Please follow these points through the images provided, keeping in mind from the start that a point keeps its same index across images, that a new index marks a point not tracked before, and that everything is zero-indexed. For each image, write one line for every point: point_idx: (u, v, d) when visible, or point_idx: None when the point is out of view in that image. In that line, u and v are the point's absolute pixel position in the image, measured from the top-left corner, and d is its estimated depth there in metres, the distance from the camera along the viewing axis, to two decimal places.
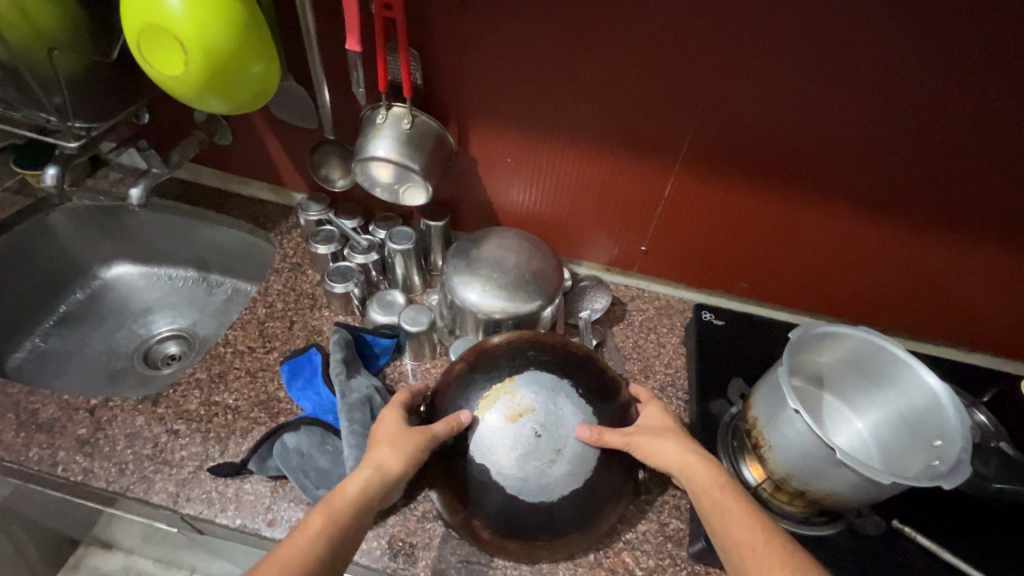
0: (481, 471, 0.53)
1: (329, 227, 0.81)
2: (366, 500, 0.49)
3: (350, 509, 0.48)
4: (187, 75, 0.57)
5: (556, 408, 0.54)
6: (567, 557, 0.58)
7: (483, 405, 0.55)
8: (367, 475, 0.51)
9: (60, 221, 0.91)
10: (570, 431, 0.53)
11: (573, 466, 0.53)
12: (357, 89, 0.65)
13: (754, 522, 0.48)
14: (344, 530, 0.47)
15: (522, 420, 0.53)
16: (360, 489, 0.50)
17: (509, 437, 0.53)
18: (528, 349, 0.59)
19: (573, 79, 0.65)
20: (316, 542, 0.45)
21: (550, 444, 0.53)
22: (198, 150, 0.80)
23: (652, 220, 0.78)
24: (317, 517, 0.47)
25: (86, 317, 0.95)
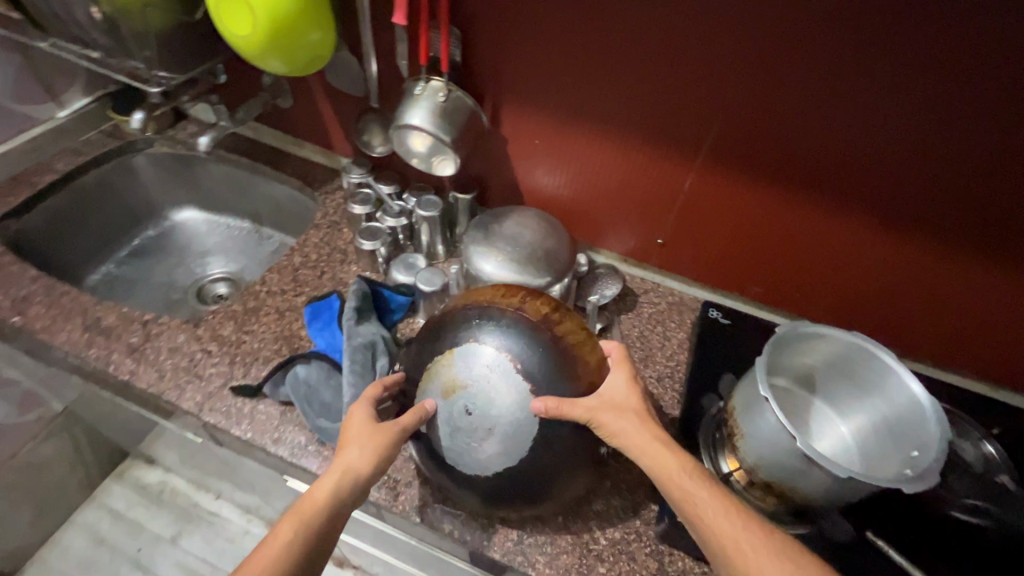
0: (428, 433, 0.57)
1: (366, 190, 0.88)
2: (335, 504, 0.51)
3: (320, 516, 0.50)
4: (253, 35, 0.64)
5: (488, 387, 0.54)
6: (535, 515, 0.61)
7: (427, 377, 0.57)
8: (336, 478, 0.52)
9: (143, 163, 1.03)
10: (507, 416, 0.53)
11: (506, 446, 0.54)
12: (400, 61, 0.70)
13: (719, 504, 0.48)
14: (313, 539, 0.50)
15: (454, 398, 0.54)
16: (329, 495, 0.51)
17: (443, 411, 0.55)
18: (475, 316, 0.58)
19: (604, 65, 0.67)
20: (284, 553, 0.48)
21: (481, 427, 0.53)
22: (261, 109, 0.90)
23: (671, 215, 0.79)
24: (288, 526, 0.49)
25: (154, 252, 1.07)
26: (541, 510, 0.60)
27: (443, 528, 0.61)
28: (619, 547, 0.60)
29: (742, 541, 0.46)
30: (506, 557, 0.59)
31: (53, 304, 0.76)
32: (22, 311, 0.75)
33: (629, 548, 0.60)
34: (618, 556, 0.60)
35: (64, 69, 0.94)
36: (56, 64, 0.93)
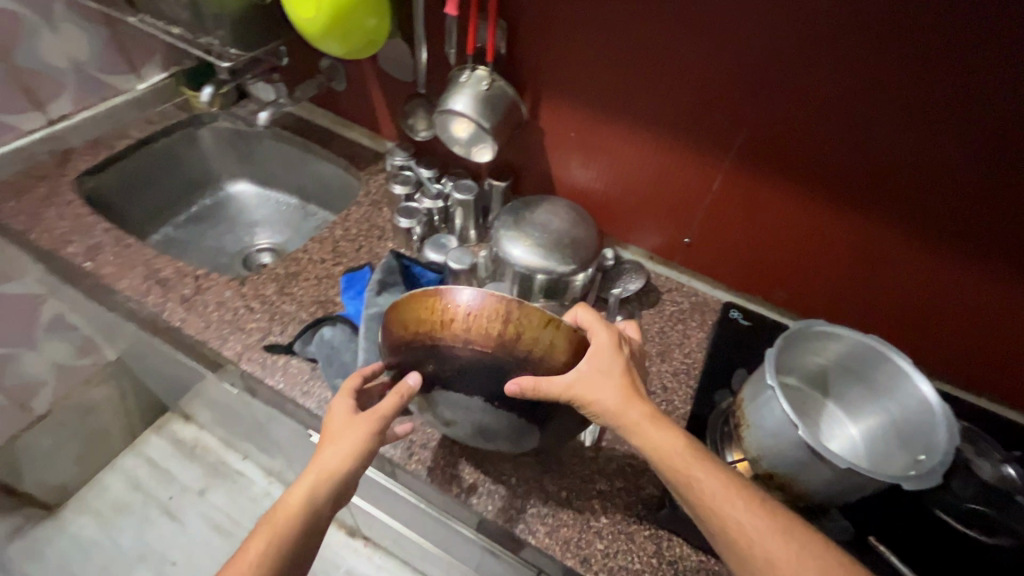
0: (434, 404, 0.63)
1: (407, 173, 0.92)
2: (311, 508, 0.52)
3: (294, 523, 0.51)
4: (317, 17, 0.70)
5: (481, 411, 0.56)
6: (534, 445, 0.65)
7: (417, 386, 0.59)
8: (310, 483, 0.52)
9: (206, 136, 1.12)
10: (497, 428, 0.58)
11: (516, 446, 0.60)
12: (448, 50, 0.74)
13: (726, 494, 0.48)
14: (294, 542, 0.51)
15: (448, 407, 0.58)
16: (303, 503, 0.52)
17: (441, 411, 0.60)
18: (428, 358, 0.53)
19: (641, 62, 0.69)
20: (259, 564, 0.49)
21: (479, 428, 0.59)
22: (316, 90, 0.96)
23: (699, 214, 0.80)
24: (262, 537, 0.50)
25: (209, 218, 1.15)
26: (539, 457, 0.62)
27: (451, 489, 0.64)
28: (619, 527, 0.62)
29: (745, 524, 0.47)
30: (510, 524, 0.62)
31: (119, 253, 0.84)
32: (92, 258, 0.83)
33: (629, 529, 0.62)
34: (618, 535, 0.61)
35: (146, 44, 1.03)
36: (140, 40, 1.02)
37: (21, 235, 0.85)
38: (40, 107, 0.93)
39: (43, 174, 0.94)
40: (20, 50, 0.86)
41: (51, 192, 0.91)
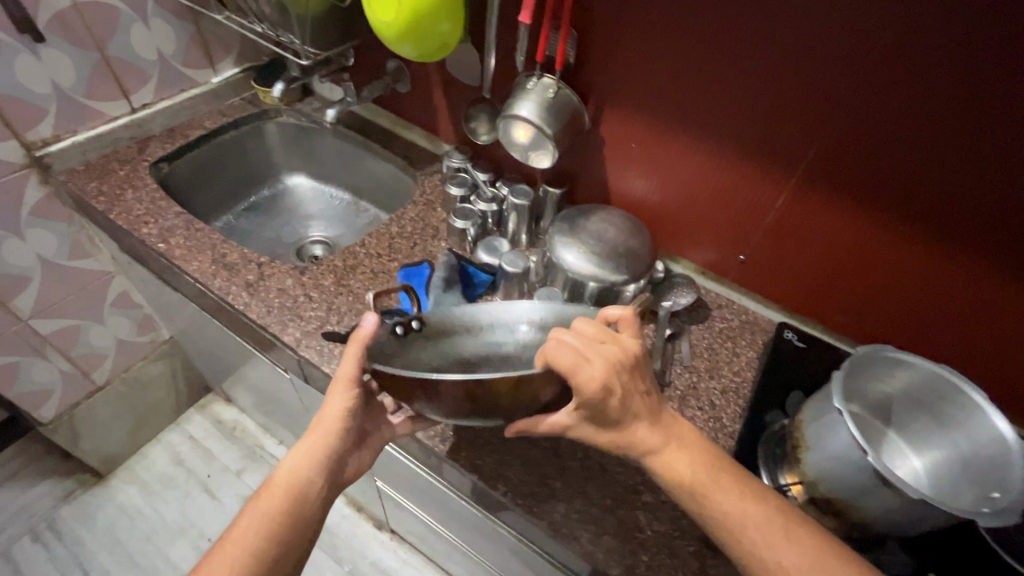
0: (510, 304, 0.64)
1: (463, 175, 0.95)
2: (296, 479, 0.58)
3: (281, 495, 0.57)
4: (395, 20, 0.72)
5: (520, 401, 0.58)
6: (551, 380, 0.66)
7: (457, 339, 0.63)
8: (294, 460, 0.59)
9: (271, 130, 1.17)
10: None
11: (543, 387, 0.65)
12: (518, 56, 0.76)
13: (751, 506, 0.50)
14: (285, 513, 0.57)
15: (506, 355, 0.62)
16: (287, 478, 0.58)
17: (509, 337, 0.63)
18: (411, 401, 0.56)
19: (709, 78, 0.70)
20: (250, 533, 0.55)
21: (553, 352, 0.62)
22: (382, 91, 0.99)
23: (756, 233, 0.79)
24: (255, 509, 0.57)
25: (267, 210, 1.21)
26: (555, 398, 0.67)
27: (497, 488, 0.65)
28: (664, 541, 0.61)
29: (769, 535, 0.49)
30: (553, 527, 0.63)
31: (190, 237, 0.88)
32: (166, 239, 0.87)
33: (673, 544, 0.61)
34: (662, 549, 0.61)
35: (225, 41, 1.08)
36: (219, 36, 1.07)
37: (103, 215, 0.90)
38: (126, 96, 0.98)
39: (124, 158, 1.00)
40: (114, 41, 0.92)
41: (131, 175, 0.97)
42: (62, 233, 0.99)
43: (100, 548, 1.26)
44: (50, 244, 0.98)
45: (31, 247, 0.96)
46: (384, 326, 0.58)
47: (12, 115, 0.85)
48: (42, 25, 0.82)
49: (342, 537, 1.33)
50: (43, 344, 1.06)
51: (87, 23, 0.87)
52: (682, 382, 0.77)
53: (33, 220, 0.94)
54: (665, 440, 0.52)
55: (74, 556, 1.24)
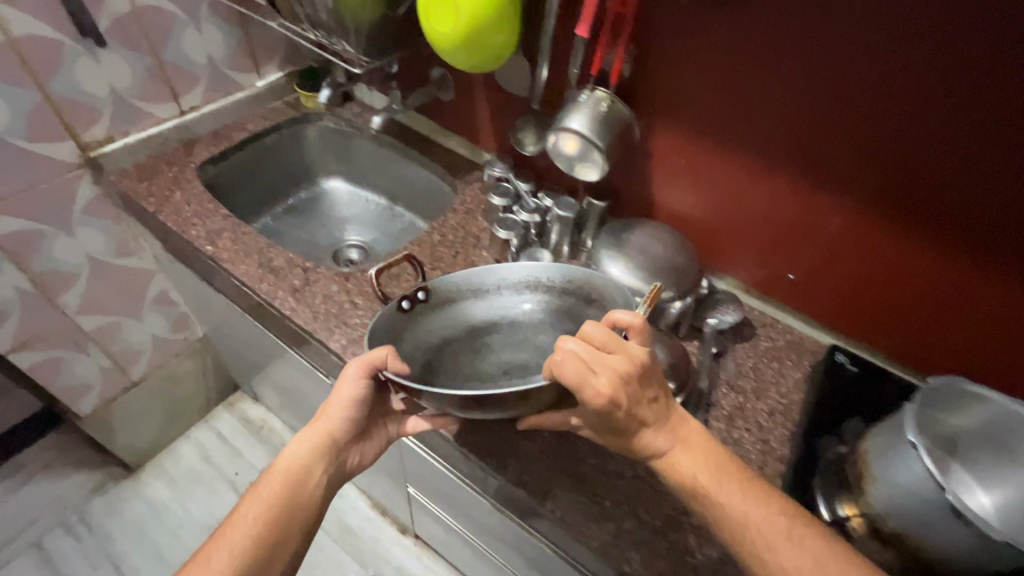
0: (502, 269, 0.76)
1: (506, 185, 0.95)
2: (303, 465, 0.65)
3: (287, 478, 0.64)
4: (451, 33, 0.72)
5: (526, 354, 0.75)
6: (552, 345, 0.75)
7: (463, 302, 0.77)
8: (300, 446, 0.66)
9: (312, 133, 1.18)
10: (560, 333, 0.76)
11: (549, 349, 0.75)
12: (572, 69, 0.75)
13: (749, 500, 0.53)
14: (291, 496, 0.63)
15: (506, 310, 0.78)
16: (295, 462, 0.65)
17: (507, 296, 0.78)
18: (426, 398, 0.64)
19: (767, 94, 0.69)
20: (257, 512, 0.62)
21: (546, 310, 0.77)
22: (426, 99, 0.99)
23: (807, 253, 0.78)
24: (264, 492, 0.64)
25: (303, 212, 1.21)
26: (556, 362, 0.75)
27: (545, 504, 0.65)
28: (716, 567, 0.60)
29: (762, 524, 0.52)
30: (602, 547, 0.62)
31: (237, 240, 0.89)
32: (213, 242, 0.88)
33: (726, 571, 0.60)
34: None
35: (271, 46, 1.10)
36: (265, 41, 1.08)
37: (152, 215, 0.92)
38: (176, 99, 1.00)
39: (171, 160, 1.00)
40: (168, 46, 0.93)
41: (179, 177, 0.98)
42: (109, 231, 1.01)
43: (129, 541, 1.28)
44: (97, 241, 1.00)
45: (80, 244, 0.98)
46: (394, 305, 0.71)
47: (71, 116, 0.87)
48: (104, 30, 0.84)
49: (367, 542, 1.33)
50: (85, 339, 1.08)
51: (144, 28, 0.89)
52: (728, 403, 0.76)
53: (84, 218, 0.96)
54: (669, 443, 0.56)
55: (104, 549, 1.26)
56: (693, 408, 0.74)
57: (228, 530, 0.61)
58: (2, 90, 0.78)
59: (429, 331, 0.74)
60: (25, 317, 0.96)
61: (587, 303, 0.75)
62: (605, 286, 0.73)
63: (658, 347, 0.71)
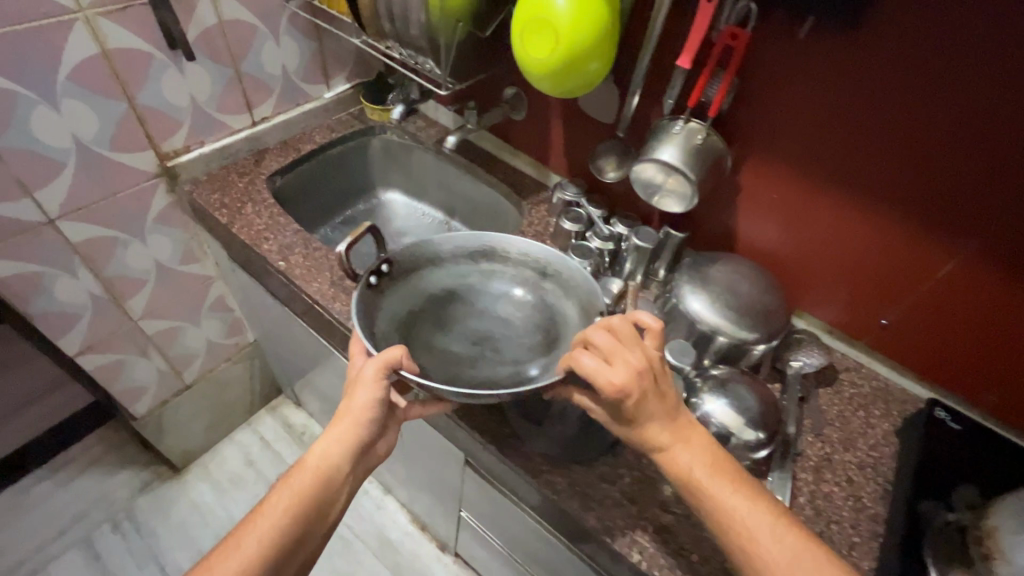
0: (460, 237, 0.75)
1: (578, 210, 0.93)
2: (327, 472, 0.59)
3: (309, 486, 0.58)
4: (545, 60, 0.71)
5: (490, 324, 0.75)
6: (510, 313, 0.76)
7: (420, 272, 0.75)
8: (321, 452, 0.59)
9: (376, 145, 1.17)
10: (519, 301, 0.76)
11: (512, 317, 0.75)
12: (667, 99, 0.72)
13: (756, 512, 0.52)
14: (314, 504, 0.58)
15: (463, 280, 0.77)
16: (317, 469, 0.58)
17: (463, 265, 0.77)
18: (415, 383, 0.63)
19: (876, 135, 0.65)
20: (276, 524, 0.56)
21: (502, 279, 0.78)
22: (498, 119, 0.99)
23: (905, 299, 0.73)
24: (281, 503, 0.57)
25: (362, 223, 1.19)
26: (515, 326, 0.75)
27: (631, 554, 0.62)
28: None
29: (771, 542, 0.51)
30: None
31: (308, 256, 0.88)
32: (285, 257, 0.88)
33: None
34: None
35: (341, 57, 1.10)
36: (337, 53, 1.08)
37: (225, 227, 0.92)
38: (249, 110, 1.00)
39: (242, 170, 1.01)
40: (247, 58, 0.94)
41: (250, 188, 0.98)
42: (177, 239, 1.02)
43: (174, 543, 1.28)
44: (166, 248, 1.01)
45: (150, 251, 0.99)
46: (361, 283, 0.68)
47: (153, 126, 0.88)
48: (191, 42, 0.85)
49: (407, 558, 1.32)
50: (146, 343, 1.09)
51: (227, 40, 0.89)
52: (816, 453, 0.72)
53: (155, 225, 0.97)
54: (672, 439, 0.55)
55: (150, 548, 1.27)
56: (782, 457, 0.70)
57: (250, 535, 0.55)
58: (93, 100, 0.78)
59: (396, 305, 0.72)
60: (94, 322, 0.97)
61: (545, 276, 0.76)
62: (565, 261, 0.74)
63: (749, 394, 0.69)
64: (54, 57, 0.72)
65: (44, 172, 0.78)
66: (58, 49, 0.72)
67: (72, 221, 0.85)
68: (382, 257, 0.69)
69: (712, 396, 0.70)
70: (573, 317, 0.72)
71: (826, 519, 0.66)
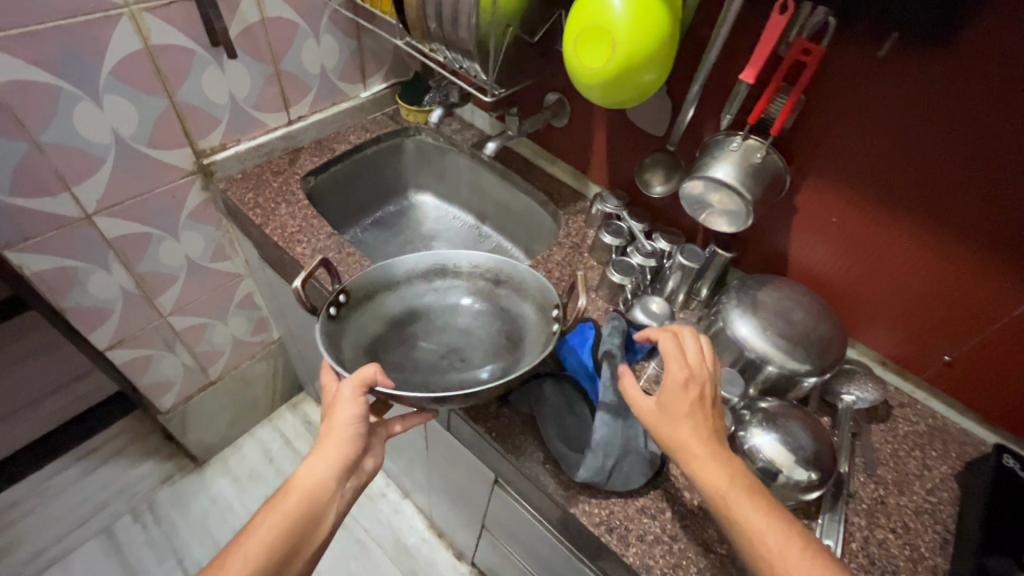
0: (410, 259, 0.71)
1: (619, 223, 0.89)
2: (311, 498, 0.56)
3: (293, 514, 0.55)
4: (598, 67, 0.67)
5: (454, 337, 0.73)
6: (474, 326, 0.74)
7: (377, 298, 0.71)
8: (303, 477, 0.56)
9: (409, 147, 1.15)
10: (481, 314, 0.75)
11: (480, 328, 0.74)
12: (725, 114, 0.69)
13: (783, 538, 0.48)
14: (298, 532, 0.55)
15: (420, 299, 0.74)
16: (300, 495, 0.55)
17: (416, 286, 0.74)
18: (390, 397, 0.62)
19: (955, 164, 0.60)
20: (258, 556, 0.52)
21: (458, 293, 0.75)
22: (541, 125, 0.95)
23: (975, 337, 0.68)
24: (261, 535, 0.53)
25: (392, 225, 1.17)
26: (481, 336, 0.74)
27: None
28: None
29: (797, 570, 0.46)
30: None
31: (342, 261, 0.86)
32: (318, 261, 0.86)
33: None
34: None
35: (380, 55, 1.07)
36: (375, 52, 1.06)
37: (258, 228, 0.91)
38: (286, 109, 0.99)
39: (276, 169, 1.00)
40: (287, 56, 0.92)
41: (285, 188, 0.97)
42: (210, 236, 1.01)
43: (192, 537, 1.28)
44: (198, 245, 1.00)
45: (182, 247, 0.98)
46: (322, 314, 0.64)
47: (191, 123, 0.87)
48: (232, 39, 0.83)
49: (422, 565, 1.30)
50: (175, 339, 1.08)
51: (269, 38, 0.88)
52: (868, 495, 0.68)
53: (188, 222, 0.96)
54: (704, 450, 0.52)
55: (169, 541, 1.27)
56: (833, 499, 0.66)
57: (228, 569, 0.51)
58: (135, 97, 0.77)
59: (360, 333, 0.68)
60: (124, 317, 0.97)
61: (499, 284, 0.74)
62: (517, 266, 0.72)
63: (801, 430, 0.65)
64: (99, 52, 0.71)
65: (84, 168, 0.78)
66: (102, 43, 0.71)
67: (108, 217, 0.84)
68: (339, 287, 0.65)
69: (760, 430, 0.66)
70: (531, 318, 0.72)
71: (879, 569, 0.62)
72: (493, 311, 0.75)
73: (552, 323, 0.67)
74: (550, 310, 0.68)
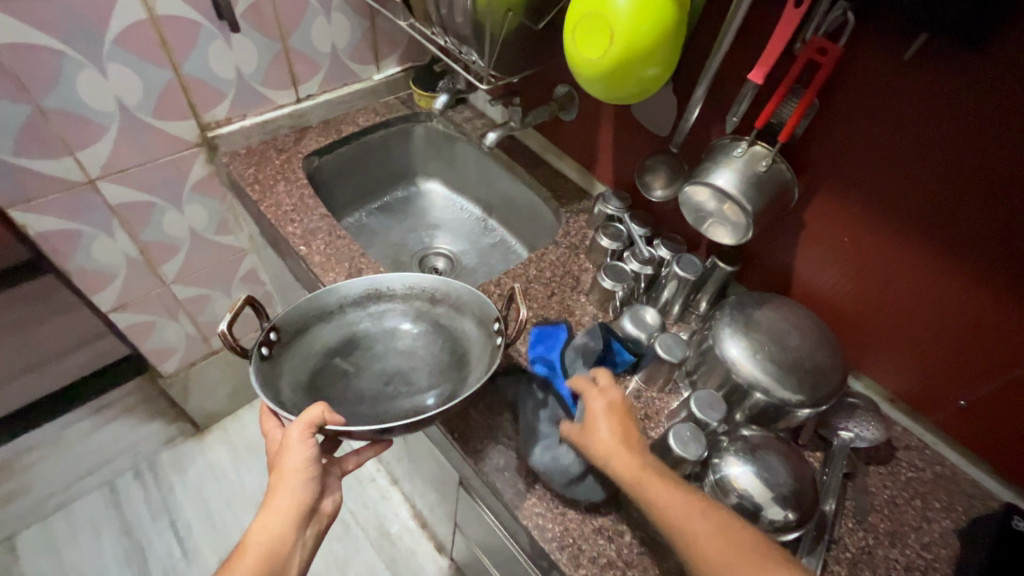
0: (341, 286, 0.71)
1: (618, 226, 0.85)
2: (274, 549, 0.55)
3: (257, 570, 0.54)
4: (597, 61, 0.63)
5: (396, 360, 0.72)
6: (416, 348, 0.73)
7: (311, 332, 0.70)
8: (263, 531, 0.55)
9: (418, 133, 1.13)
10: (422, 334, 0.73)
11: (425, 348, 0.73)
12: (731, 116, 0.63)
13: (694, 516, 0.49)
14: None
15: (357, 327, 0.73)
16: (261, 552, 0.55)
17: (351, 314, 0.73)
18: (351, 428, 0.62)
19: (984, 188, 0.53)
20: None
21: (397, 317, 0.74)
22: (546, 118, 0.91)
23: (993, 383, 0.61)
24: None
25: (397, 211, 1.16)
26: (424, 357, 0.72)
27: None
28: None
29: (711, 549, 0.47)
30: None
31: (331, 243, 0.86)
32: (307, 242, 0.86)
33: None
34: None
35: (394, 37, 1.05)
36: (389, 34, 1.05)
37: (255, 203, 0.91)
38: (295, 87, 0.98)
39: (281, 147, 1.00)
40: (296, 33, 0.91)
41: (285, 166, 0.96)
42: (213, 209, 1.03)
43: (187, 500, 1.33)
44: (202, 217, 1.02)
45: (185, 218, 1.00)
46: (253, 356, 0.62)
47: (197, 96, 0.87)
48: (239, 14, 0.83)
49: (403, 554, 1.30)
50: (178, 307, 1.11)
51: (278, 14, 0.87)
52: (854, 544, 0.63)
53: (192, 194, 0.98)
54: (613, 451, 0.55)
55: (165, 501, 1.32)
56: (813, 543, 0.61)
57: None
58: (138, 66, 0.78)
59: (298, 369, 0.67)
60: (128, 282, 1.00)
61: (435, 302, 0.74)
62: (451, 283, 0.72)
63: (782, 465, 0.60)
64: (101, 18, 0.71)
65: (88, 134, 0.79)
66: (106, 12, 0.71)
67: (111, 184, 0.86)
68: (268, 325, 0.64)
69: (737, 459, 0.61)
70: (472, 334, 0.71)
71: None
72: (435, 332, 0.73)
73: (496, 336, 0.67)
74: (491, 324, 0.68)
